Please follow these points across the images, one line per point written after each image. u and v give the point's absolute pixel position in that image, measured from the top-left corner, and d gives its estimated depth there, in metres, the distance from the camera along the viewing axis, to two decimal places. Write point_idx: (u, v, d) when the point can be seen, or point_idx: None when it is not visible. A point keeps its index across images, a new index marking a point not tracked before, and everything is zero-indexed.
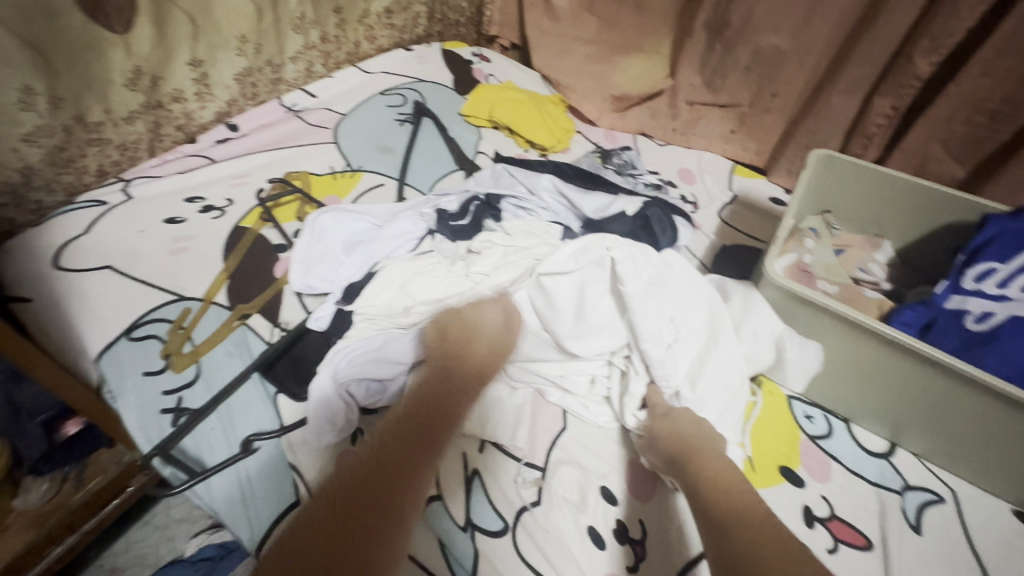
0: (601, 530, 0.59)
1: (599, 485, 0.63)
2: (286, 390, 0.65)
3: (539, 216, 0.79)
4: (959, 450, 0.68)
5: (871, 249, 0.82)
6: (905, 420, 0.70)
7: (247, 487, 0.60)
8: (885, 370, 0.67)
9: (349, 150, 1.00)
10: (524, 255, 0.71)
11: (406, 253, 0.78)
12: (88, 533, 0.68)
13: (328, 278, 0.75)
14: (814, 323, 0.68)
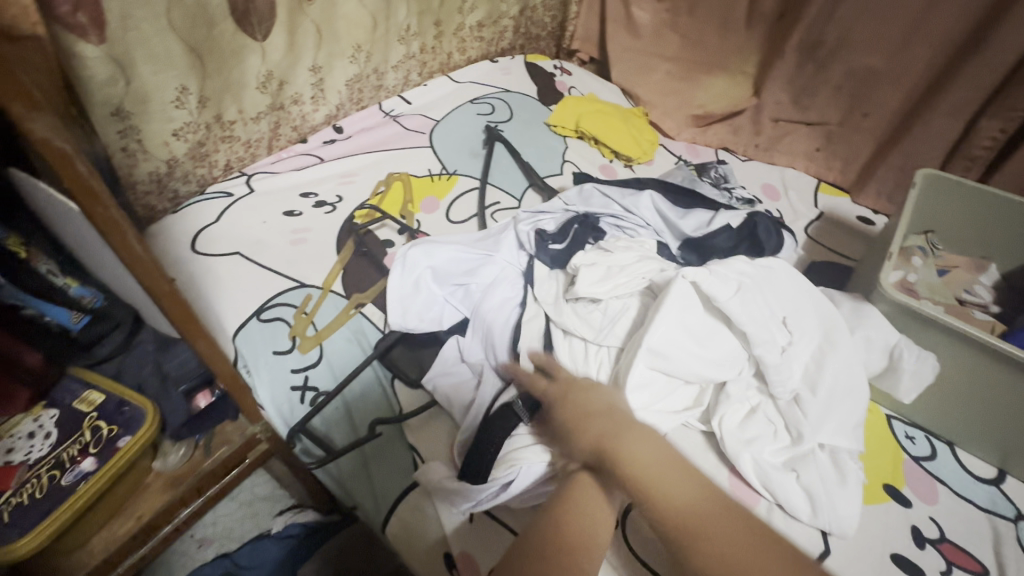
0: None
1: None
2: (403, 377, 0.69)
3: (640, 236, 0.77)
4: None
5: (976, 271, 0.81)
6: (1022, 447, 0.68)
7: (371, 466, 0.63)
8: (1002, 393, 0.66)
9: (445, 154, 1.05)
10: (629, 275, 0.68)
11: (505, 284, 0.73)
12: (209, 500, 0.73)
13: (426, 316, 0.72)
14: (927, 339, 0.68)
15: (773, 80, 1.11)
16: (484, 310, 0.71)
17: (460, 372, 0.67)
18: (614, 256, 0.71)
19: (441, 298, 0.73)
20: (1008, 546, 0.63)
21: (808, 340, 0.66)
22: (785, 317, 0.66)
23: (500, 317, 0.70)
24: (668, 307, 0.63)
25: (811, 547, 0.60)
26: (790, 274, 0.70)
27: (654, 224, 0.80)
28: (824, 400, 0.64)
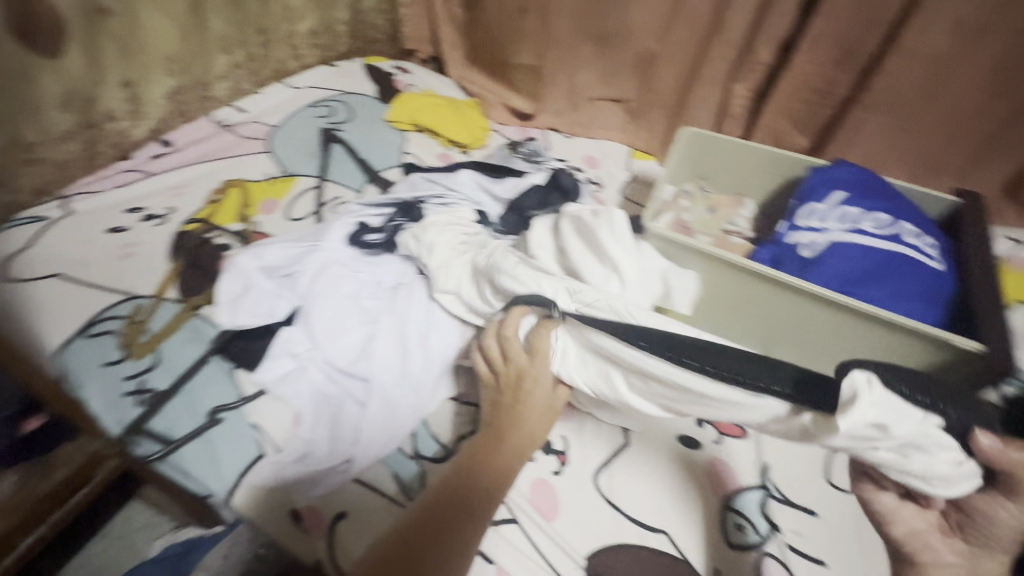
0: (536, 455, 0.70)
1: None
2: (243, 364, 0.72)
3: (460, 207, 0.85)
4: (814, 355, 0.85)
5: (737, 206, 1.00)
6: (772, 336, 0.87)
7: (215, 450, 0.65)
8: (747, 296, 0.84)
9: (283, 157, 1.08)
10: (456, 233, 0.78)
11: (327, 269, 0.77)
12: (57, 524, 0.72)
13: (257, 312, 0.75)
14: (689, 262, 0.85)
15: (581, 67, 1.27)
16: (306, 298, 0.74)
17: (282, 367, 0.70)
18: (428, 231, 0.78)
19: (270, 292, 0.77)
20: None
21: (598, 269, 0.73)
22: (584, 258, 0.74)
23: (323, 295, 0.74)
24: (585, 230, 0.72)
25: (612, 440, 0.74)
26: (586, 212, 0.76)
27: (473, 198, 0.90)
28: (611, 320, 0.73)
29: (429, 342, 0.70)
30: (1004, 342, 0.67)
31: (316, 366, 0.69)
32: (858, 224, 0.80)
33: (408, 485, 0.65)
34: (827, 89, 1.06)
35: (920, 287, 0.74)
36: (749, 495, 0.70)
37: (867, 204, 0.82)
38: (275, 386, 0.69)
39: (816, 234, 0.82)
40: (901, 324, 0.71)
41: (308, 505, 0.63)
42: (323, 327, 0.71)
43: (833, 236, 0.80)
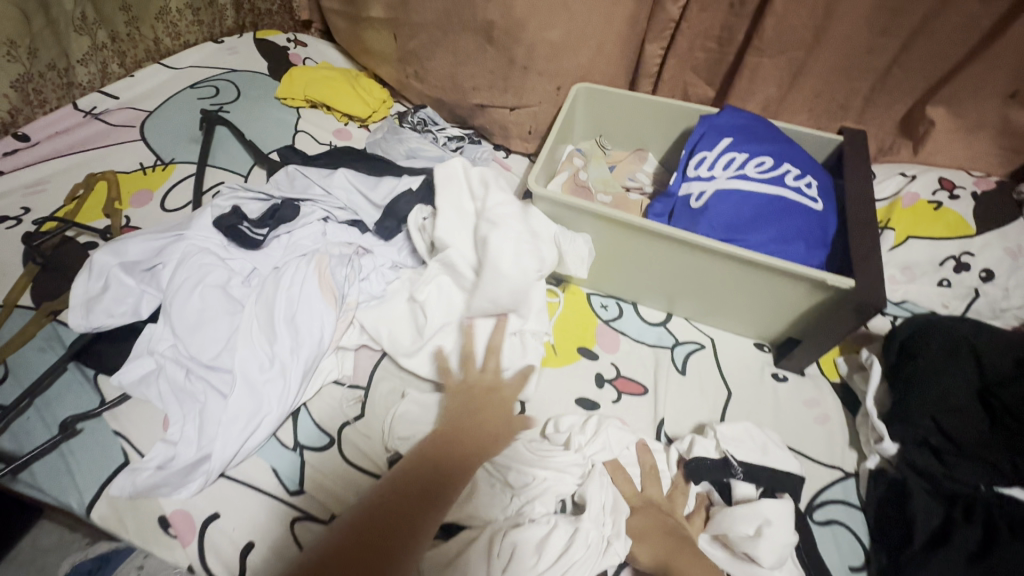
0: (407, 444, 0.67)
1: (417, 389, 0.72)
2: (105, 369, 0.68)
3: (337, 216, 0.82)
4: (714, 303, 0.84)
5: (639, 161, 0.98)
6: (671, 290, 0.86)
7: (72, 462, 0.61)
8: (639, 252, 0.82)
9: (159, 145, 1.00)
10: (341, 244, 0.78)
11: (188, 263, 0.72)
12: None
13: (115, 311, 0.70)
14: (581, 222, 0.82)
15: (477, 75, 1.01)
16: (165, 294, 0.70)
17: (145, 368, 0.66)
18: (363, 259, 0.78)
19: (131, 289, 0.72)
20: (663, 370, 0.81)
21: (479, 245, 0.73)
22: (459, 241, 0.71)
23: (182, 293, 0.69)
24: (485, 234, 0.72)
25: None
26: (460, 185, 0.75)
27: (350, 204, 0.85)
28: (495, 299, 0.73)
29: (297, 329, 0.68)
30: (873, 277, 0.67)
31: (178, 366, 0.66)
32: (742, 169, 0.79)
33: (288, 477, 0.63)
34: (726, 35, 1.04)
35: (800, 228, 0.74)
36: None
37: (753, 148, 0.81)
38: (136, 387, 0.65)
39: (706, 183, 0.81)
40: (774, 266, 0.71)
41: (175, 509, 0.59)
42: (183, 327, 0.67)
43: (719, 184, 0.79)
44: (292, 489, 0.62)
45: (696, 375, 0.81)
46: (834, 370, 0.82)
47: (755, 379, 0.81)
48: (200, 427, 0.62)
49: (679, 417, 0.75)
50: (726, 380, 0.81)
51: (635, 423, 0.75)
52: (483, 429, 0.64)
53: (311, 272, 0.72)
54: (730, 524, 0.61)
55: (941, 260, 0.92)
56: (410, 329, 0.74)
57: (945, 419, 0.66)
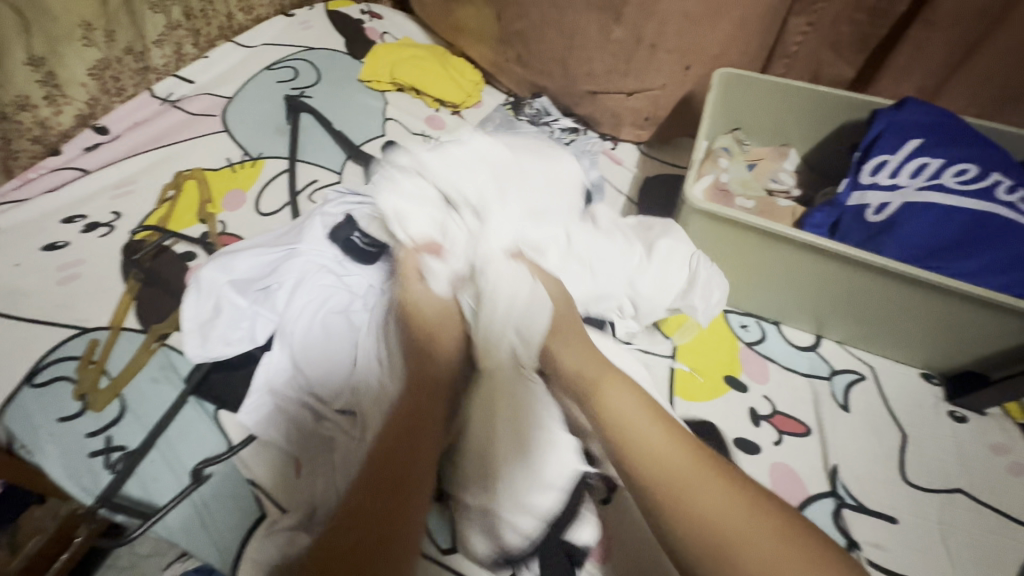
0: None
1: None
2: (228, 406, 0.62)
3: None
4: (881, 330, 0.74)
5: (780, 159, 0.86)
6: (829, 313, 0.76)
7: (207, 514, 0.56)
8: (800, 270, 0.72)
9: (243, 137, 0.91)
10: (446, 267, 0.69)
11: (306, 285, 0.64)
12: None
13: (230, 338, 0.63)
14: (734, 236, 0.71)
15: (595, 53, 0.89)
16: (285, 322, 0.63)
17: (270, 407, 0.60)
18: None
19: (246, 312, 0.65)
20: (824, 407, 0.72)
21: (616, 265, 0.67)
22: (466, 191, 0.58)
23: (304, 321, 0.62)
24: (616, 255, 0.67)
25: None
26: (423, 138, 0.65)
27: None
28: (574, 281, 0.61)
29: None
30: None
31: (303, 408, 0.60)
32: (937, 179, 0.68)
33: (438, 533, 0.57)
34: (884, 7, 0.89)
35: None
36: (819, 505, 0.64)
37: (948, 154, 0.69)
38: (263, 428, 0.59)
39: (888, 194, 0.69)
40: (987, 300, 0.60)
41: None
42: (310, 360, 0.60)
43: (908, 196, 0.68)
44: (444, 547, 0.56)
45: (860, 412, 0.72)
46: (1020, 410, 0.72)
47: (930, 417, 0.72)
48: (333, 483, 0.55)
49: (852, 464, 0.67)
50: (897, 419, 0.71)
51: (803, 469, 0.66)
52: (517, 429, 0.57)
53: None
54: None
55: None
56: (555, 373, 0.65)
57: None
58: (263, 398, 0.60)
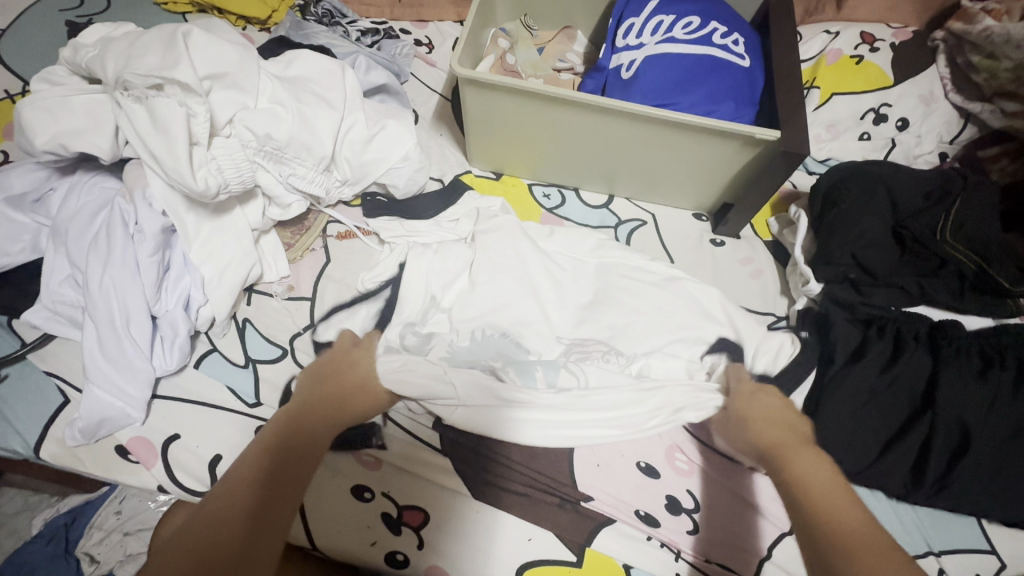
0: None
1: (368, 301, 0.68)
2: (17, 313, 0.63)
3: None
4: (651, 178, 0.83)
5: (568, 41, 0.93)
6: (610, 172, 0.84)
7: (5, 407, 0.58)
8: (575, 130, 0.77)
9: (21, 68, 0.86)
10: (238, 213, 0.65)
11: (77, 189, 0.64)
12: None
13: (9, 249, 0.63)
14: (510, 106, 0.76)
15: None
16: (58, 225, 0.63)
17: (55, 307, 0.61)
18: (253, 216, 0.66)
19: (23, 225, 0.65)
20: (617, 272, 0.73)
21: (391, 145, 0.73)
22: (208, 68, 0.59)
23: (76, 221, 0.62)
24: (385, 141, 0.73)
25: None
26: (90, 31, 0.63)
27: None
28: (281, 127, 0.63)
29: (198, 249, 0.61)
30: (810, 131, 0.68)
31: (79, 298, 0.61)
32: (671, 33, 0.77)
33: (243, 391, 0.62)
34: None
35: (729, 86, 0.74)
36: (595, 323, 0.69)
37: (678, 10, 0.78)
38: (54, 326, 0.61)
39: (635, 52, 0.78)
40: (695, 126, 0.70)
41: (132, 437, 0.58)
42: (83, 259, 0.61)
43: (648, 51, 0.76)
44: (250, 402, 0.61)
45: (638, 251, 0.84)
46: (766, 230, 0.86)
47: (697, 247, 0.84)
48: (87, 359, 0.55)
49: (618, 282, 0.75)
50: (668, 252, 0.84)
51: (583, 298, 0.71)
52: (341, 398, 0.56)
53: (214, 208, 0.63)
54: None
55: (862, 114, 0.94)
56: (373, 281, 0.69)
57: (864, 254, 0.70)
58: (41, 298, 0.61)
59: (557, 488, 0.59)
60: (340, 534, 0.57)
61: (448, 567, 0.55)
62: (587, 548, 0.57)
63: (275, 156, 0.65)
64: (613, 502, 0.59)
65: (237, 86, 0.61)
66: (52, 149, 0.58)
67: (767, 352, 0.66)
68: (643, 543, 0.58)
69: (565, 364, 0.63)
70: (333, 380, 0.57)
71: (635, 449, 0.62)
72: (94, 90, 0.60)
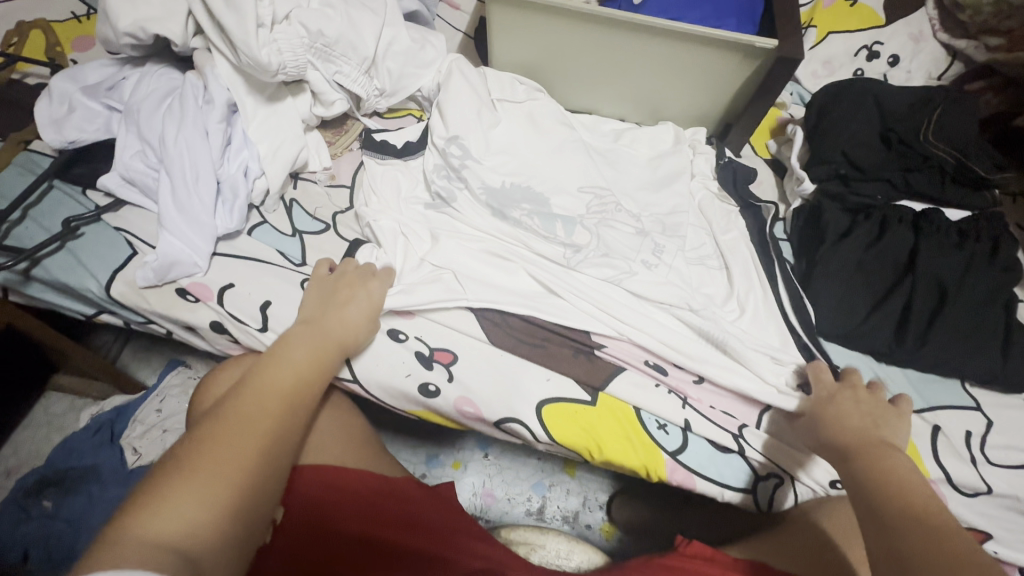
0: (403, 224, 0.73)
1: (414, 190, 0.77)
2: (92, 185, 0.70)
3: None
4: (661, 96, 0.91)
5: None
6: (624, 90, 0.92)
7: (82, 257, 0.65)
8: (594, 46, 0.85)
9: None
10: (290, 103, 0.73)
11: (148, 76, 0.72)
12: None
13: (88, 127, 0.71)
14: (536, 26, 0.84)
15: None
16: (131, 104, 0.70)
17: (127, 175, 0.68)
18: (303, 106, 0.74)
19: (98, 109, 0.72)
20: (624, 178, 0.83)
21: (429, 66, 0.83)
22: None
23: (148, 100, 0.70)
24: (422, 55, 0.82)
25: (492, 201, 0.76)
26: None
27: None
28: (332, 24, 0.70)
29: (256, 127, 0.70)
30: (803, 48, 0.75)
31: (149, 168, 0.69)
32: None
33: (291, 254, 0.69)
34: None
35: (732, 6, 0.82)
36: (605, 219, 0.77)
37: None
38: (128, 191, 0.68)
39: None
40: (702, 35, 0.77)
41: (194, 283, 0.65)
42: (154, 132, 0.68)
43: None
44: (297, 262, 0.69)
45: (647, 155, 0.88)
46: (766, 150, 0.92)
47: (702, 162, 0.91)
48: (161, 207, 0.63)
49: (624, 184, 0.83)
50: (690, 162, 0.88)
51: (598, 200, 0.79)
52: (339, 331, 0.57)
53: (270, 96, 0.71)
54: (704, 280, 0.73)
55: (856, 51, 1.01)
56: (415, 173, 0.79)
57: (853, 151, 0.77)
58: (114, 167, 0.68)
59: (575, 342, 0.67)
60: (382, 380, 0.63)
61: (475, 399, 0.62)
62: (602, 391, 0.64)
63: (326, 53, 0.73)
64: (625, 354, 0.67)
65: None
66: (133, 32, 0.66)
67: (756, 245, 0.77)
68: (651, 390, 0.65)
69: (584, 224, 0.76)
70: (336, 318, 0.58)
71: (642, 313, 0.69)
72: None
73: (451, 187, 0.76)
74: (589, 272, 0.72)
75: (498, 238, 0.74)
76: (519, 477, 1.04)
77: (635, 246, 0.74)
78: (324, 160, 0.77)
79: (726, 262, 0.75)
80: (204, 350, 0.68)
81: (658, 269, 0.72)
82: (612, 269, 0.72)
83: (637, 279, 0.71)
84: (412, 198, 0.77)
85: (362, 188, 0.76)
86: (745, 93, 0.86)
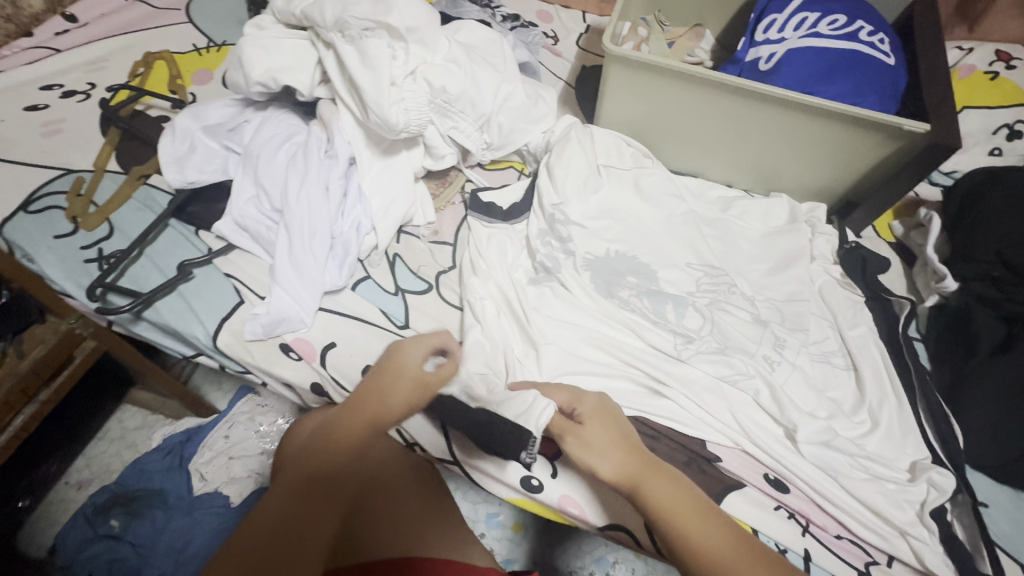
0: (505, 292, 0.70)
1: (517, 253, 0.74)
2: (205, 226, 0.70)
3: None
4: (778, 167, 0.85)
5: (697, 39, 0.97)
6: (737, 157, 0.86)
7: (191, 302, 0.65)
8: (714, 110, 0.81)
9: (205, 26, 0.96)
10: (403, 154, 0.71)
11: (269, 121, 0.72)
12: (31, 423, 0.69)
13: (207, 168, 0.71)
14: (655, 87, 0.81)
15: None
16: (249, 148, 0.70)
17: (241, 221, 0.68)
18: (416, 158, 0.72)
19: (218, 150, 0.73)
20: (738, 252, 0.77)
21: (539, 126, 0.81)
22: (408, 22, 0.66)
23: (268, 145, 0.69)
24: (534, 112, 0.80)
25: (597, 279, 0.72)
26: None
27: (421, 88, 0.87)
28: (456, 81, 0.68)
29: (371, 181, 0.69)
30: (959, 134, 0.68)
31: (262, 215, 0.68)
32: (815, 28, 0.80)
33: (394, 314, 0.67)
34: None
35: (873, 81, 0.76)
36: (716, 303, 0.71)
37: (823, 8, 0.81)
38: (240, 237, 0.68)
39: (776, 45, 0.80)
40: (842, 111, 0.72)
41: (297, 339, 0.63)
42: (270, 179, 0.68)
43: (791, 44, 0.79)
44: (400, 324, 0.66)
45: (759, 229, 0.82)
46: (889, 232, 0.85)
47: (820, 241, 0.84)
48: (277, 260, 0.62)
49: (736, 262, 0.77)
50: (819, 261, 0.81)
51: (708, 278, 0.74)
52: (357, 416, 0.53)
53: (386, 148, 0.70)
54: (828, 383, 0.66)
55: (994, 129, 0.93)
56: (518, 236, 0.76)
57: (1011, 253, 0.69)
58: (229, 212, 0.68)
59: (687, 446, 0.61)
60: (487, 463, 0.60)
61: (580, 499, 0.58)
62: (717, 506, 0.58)
63: (444, 109, 0.71)
64: (744, 467, 0.61)
65: (423, 43, 0.68)
66: (264, 81, 0.66)
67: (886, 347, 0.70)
68: (771, 511, 0.58)
69: (696, 306, 0.71)
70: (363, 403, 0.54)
71: (760, 417, 0.63)
72: (301, 36, 0.68)
73: (556, 255, 0.73)
74: (703, 364, 0.66)
75: (605, 314, 0.70)
76: (581, 549, 0.98)
77: (750, 337, 0.69)
78: (429, 212, 0.75)
79: (853, 364, 0.68)
80: (293, 403, 0.67)
81: (778, 368, 0.66)
82: (726, 362, 0.66)
83: (755, 375, 0.65)
84: (515, 263, 0.73)
85: (466, 249, 0.73)
86: (879, 173, 0.79)
